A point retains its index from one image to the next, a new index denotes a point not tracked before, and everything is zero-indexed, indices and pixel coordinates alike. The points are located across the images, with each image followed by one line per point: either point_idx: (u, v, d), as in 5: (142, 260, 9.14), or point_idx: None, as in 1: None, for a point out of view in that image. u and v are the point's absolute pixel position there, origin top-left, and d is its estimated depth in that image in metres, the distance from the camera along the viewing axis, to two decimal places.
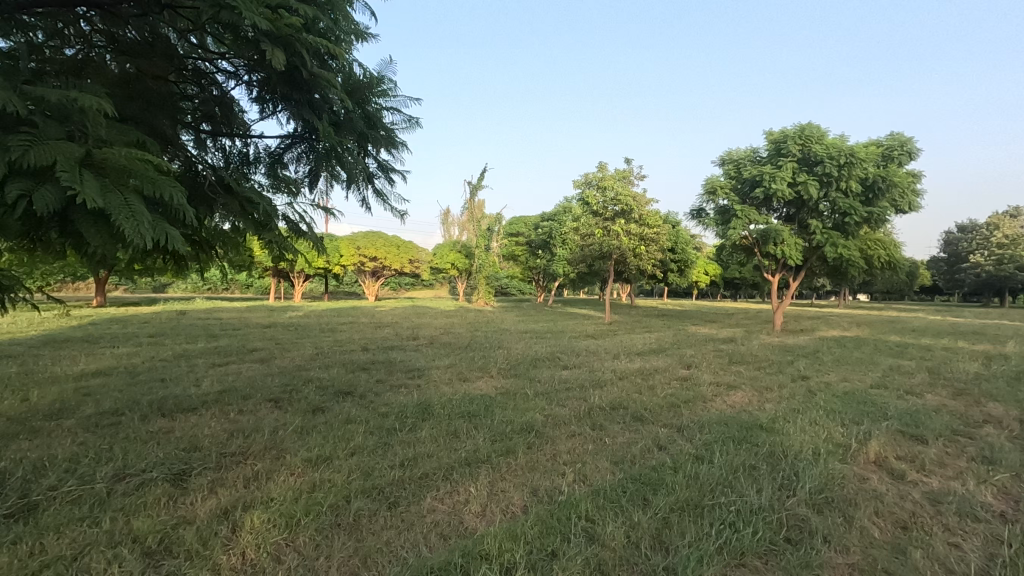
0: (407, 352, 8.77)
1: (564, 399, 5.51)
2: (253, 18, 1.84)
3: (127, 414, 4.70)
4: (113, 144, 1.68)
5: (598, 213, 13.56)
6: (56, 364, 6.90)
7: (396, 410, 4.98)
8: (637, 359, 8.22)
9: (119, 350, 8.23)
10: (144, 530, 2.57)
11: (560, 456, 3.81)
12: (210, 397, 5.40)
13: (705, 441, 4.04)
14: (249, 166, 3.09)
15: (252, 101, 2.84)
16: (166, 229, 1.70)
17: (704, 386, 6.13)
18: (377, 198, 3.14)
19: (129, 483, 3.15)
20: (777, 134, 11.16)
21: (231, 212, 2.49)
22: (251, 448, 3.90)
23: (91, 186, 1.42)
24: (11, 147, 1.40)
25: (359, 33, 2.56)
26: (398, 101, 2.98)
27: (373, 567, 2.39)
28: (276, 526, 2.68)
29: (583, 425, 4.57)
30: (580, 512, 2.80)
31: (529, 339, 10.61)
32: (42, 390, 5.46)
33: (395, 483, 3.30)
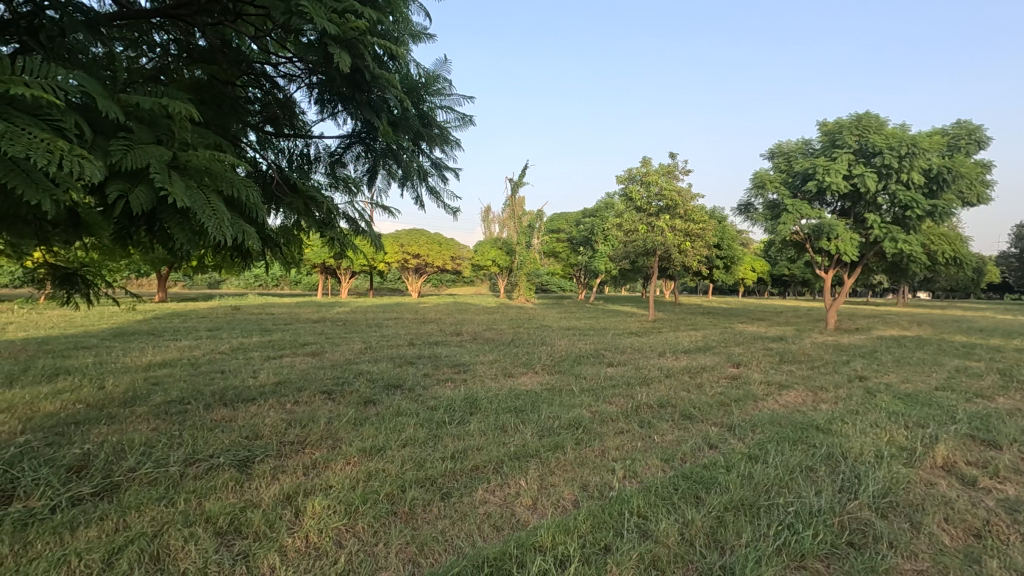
0: (452, 347, 8.92)
1: (610, 396, 5.48)
2: (323, 23, 1.92)
3: (193, 403, 4.97)
4: (196, 147, 1.78)
5: (642, 208, 13.39)
6: (126, 355, 7.36)
7: (444, 403, 5.09)
8: (683, 357, 8.09)
9: (181, 343, 8.70)
10: (216, 512, 2.72)
11: (608, 452, 3.81)
12: (267, 388, 5.65)
13: (758, 441, 3.95)
14: (310, 165, 3.21)
15: (313, 102, 2.94)
16: (242, 226, 1.80)
17: (754, 385, 5.96)
18: (431, 196, 3.21)
19: (199, 468, 3.34)
20: (831, 124, 10.77)
21: (296, 210, 2.59)
22: (308, 438, 4.06)
23: (180, 186, 1.51)
24: (111, 150, 1.50)
25: (417, 34, 2.61)
26: (452, 99, 3.02)
27: (430, 555, 2.46)
28: (336, 512, 2.79)
29: (631, 422, 4.54)
30: (632, 508, 2.79)
31: (573, 336, 10.56)
32: (116, 379, 5.85)
33: (447, 475, 3.37)
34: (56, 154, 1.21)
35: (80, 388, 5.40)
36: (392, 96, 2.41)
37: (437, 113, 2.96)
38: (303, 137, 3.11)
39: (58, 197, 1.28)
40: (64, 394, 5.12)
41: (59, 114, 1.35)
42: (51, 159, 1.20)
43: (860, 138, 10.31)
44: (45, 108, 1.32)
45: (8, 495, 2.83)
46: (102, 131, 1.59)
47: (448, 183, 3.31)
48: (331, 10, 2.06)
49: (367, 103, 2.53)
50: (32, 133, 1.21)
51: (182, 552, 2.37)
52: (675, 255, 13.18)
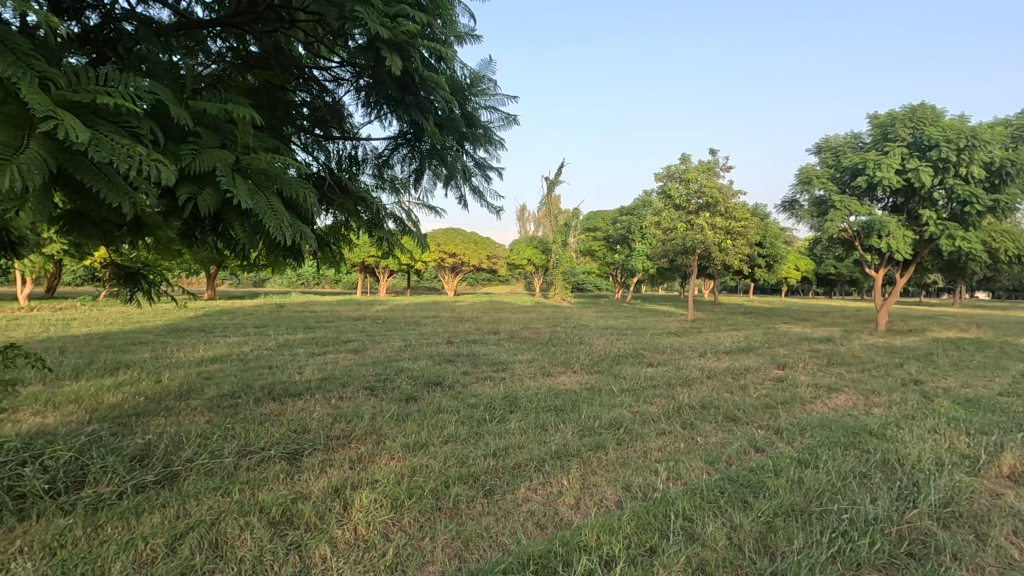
0: (489, 346, 8.97)
1: (651, 396, 5.41)
2: (376, 28, 1.97)
3: (243, 397, 5.16)
4: (257, 150, 1.85)
5: (681, 206, 13.15)
6: (180, 350, 7.71)
7: (485, 401, 5.12)
8: (725, 357, 7.92)
9: (230, 339, 9.03)
10: (269, 502, 2.82)
11: (651, 453, 3.76)
12: (313, 383, 5.82)
13: (807, 445, 3.82)
14: (358, 167, 3.28)
15: (360, 105, 3.01)
16: (300, 227, 1.85)
17: (802, 387, 5.78)
18: (475, 196, 3.24)
19: (252, 460, 3.47)
20: (884, 117, 10.34)
21: (346, 210, 2.65)
22: (353, 433, 4.16)
23: (244, 189, 1.57)
24: (182, 155, 1.56)
25: (463, 36, 2.63)
26: (497, 99, 3.03)
27: (475, 550, 2.48)
28: (383, 506, 2.85)
29: (673, 423, 4.47)
30: (677, 510, 2.75)
31: (610, 336, 10.47)
32: (172, 373, 6.13)
33: (490, 472, 3.39)
34: (136, 159, 1.27)
35: (139, 381, 5.68)
36: (441, 97, 2.44)
37: (481, 112, 2.98)
38: (351, 139, 3.18)
39: (136, 200, 1.34)
40: (125, 386, 5.41)
41: (136, 120, 1.41)
42: (132, 164, 1.26)
43: (914, 131, 9.85)
44: (124, 116, 1.38)
45: (78, 480, 2.99)
46: (172, 137, 1.65)
47: (491, 183, 3.33)
48: (384, 15, 2.11)
49: (415, 104, 2.57)
50: (115, 139, 1.27)
51: (238, 540, 2.47)
52: (716, 254, 12.88)
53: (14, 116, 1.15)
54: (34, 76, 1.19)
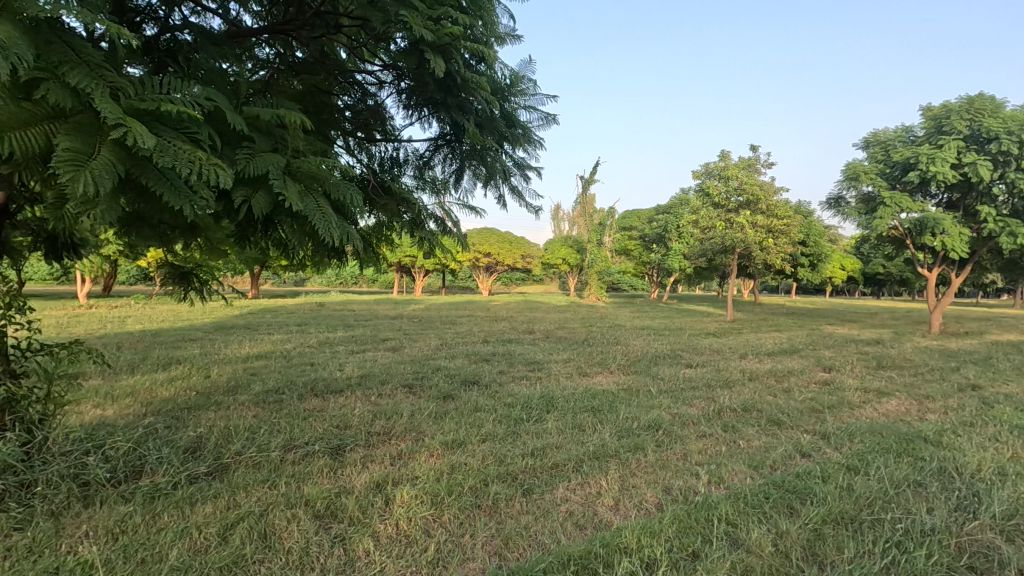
0: (525, 345, 8.97)
1: (691, 398, 5.31)
2: (420, 31, 2.00)
3: (287, 393, 5.33)
4: (305, 154, 1.89)
5: (720, 204, 12.85)
6: (228, 347, 8.00)
7: (522, 400, 5.13)
8: (768, 359, 7.70)
9: (274, 337, 9.32)
10: (314, 495, 2.90)
11: (691, 455, 3.70)
12: (353, 380, 5.96)
13: (856, 451, 3.69)
14: (400, 168, 3.34)
15: (401, 107, 3.06)
16: (346, 228, 1.90)
17: (849, 391, 5.57)
18: (515, 195, 3.24)
19: (297, 454, 3.58)
20: (937, 108, 9.86)
21: (388, 211, 2.70)
22: (393, 429, 4.24)
23: (295, 192, 1.62)
24: (237, 159, 1.62)
25: (503, 36, 2.64)
26: (536, 99, 3.03)
27: (514, 549, 2.49)
28: (424, 502, 2.89)
29: (713, 425, 4.38)
30: (720, 514, 2.70)
31: (646, 336, 10.32)
32: (220, 369, 6.38)
33: (528, 471, 3.40)
34: (197, 163, 1.32)
35: (190, 376, 5.93)
36: (482, 98, 2.45)
37: (520, 113, 2.98)
38: (392, 141, 3.23)
39: (196, 203, 1.40)
40: (176, 381, 5.65)
41: (196, 126, 1.47)
42: (193, 168, 1.31)
43: (971, 122, 9.35)
44: (186, 122, 1.44)
45: (137, 470, 3.14)
46: (229, 142, 1.72)
47: (530, 182, 3.33)
48: (428, 17, 2.14)
49: (457, 106, 2.59)
50: (178, 145, 1.32)
51: (286, 532, 2.54)
52: (757, 253, 12.54)
53: (87, 124, 1.21)
54: (106, 85, 1.26)
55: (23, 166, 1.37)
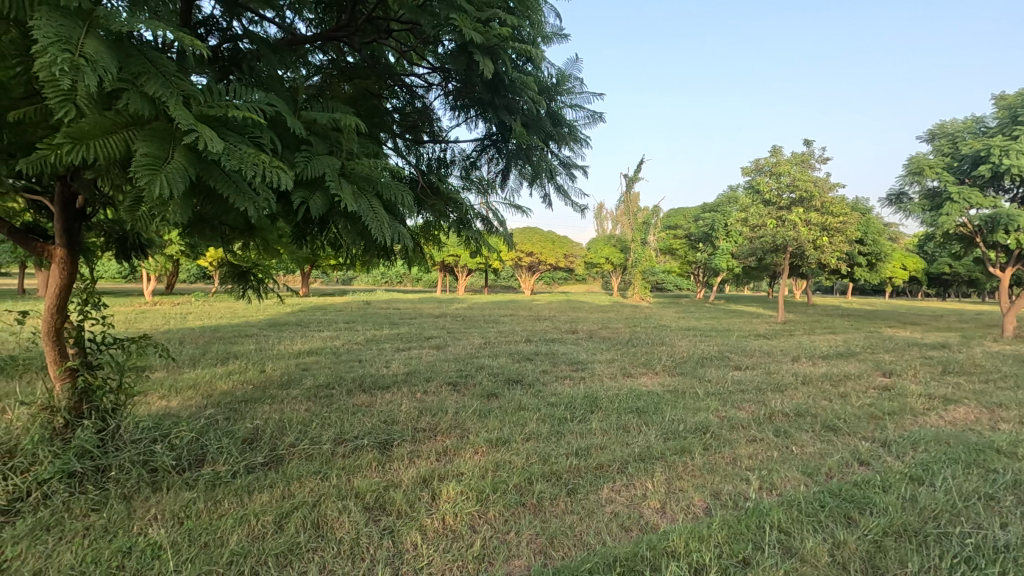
0: (568, 345, 8.92)
1: (740, 401, 5.16)
2: (470, 34, 2.03)
3: (337, 388, 5.50)
4: (358, 156, 1.95)
5: (771, 201, 12.41)
6: (281, 343, 8.32)
7: (565, 400, 5.12)
8: (822, 362, 7.39)
9: (323, 333, 9.62)
10: (364, 488, 2.99)
11: (741, 460, 3.60)
12: (399, 377, 6.09)
13: (920, 461, 3.50)
14: (447, 169, 3.39)
15: (448, 109, 3.11)
16: (397, 227, 1.94)
17: (912, 397, 5.28)
18: (560, 194, 3.24)
19: (347, 447, 3.70)
20: (1013, 97, 9.21)
21: (437, 210, 2.75)
22: (439, 426, 4.31)
23: (350, 193, 1.67)
24: (297, 162, 1.68)
25: (550, 36, 2.64)
26: (583, 97, 3.02)
27: (559, 548, 2.49)
28: (470, 498, 2.93)
29: (764, 429, 4.25)
30: (772, 521, 2.62)
31: (693, 337, 10.08)
32: (274, 364, 6.64)
33: (573, 471, 3.39)
34: (261, 166, 1.38)
35: (245, 370, 6.20)
36: (530, 98, 2.46)
37: (567, 111, 2.98)
38: (439, 142, 3.29)
39: (259, 205, 1.46)
40: (234, 375, 5.92)
41: (258, 130, 1.53)
42: (257, 171, 1.37)
43: None
44: (251, 128, 1.51)
45: (199, 458, 3.30)
46: (288, 145, 1.79)
47: (576, 181, 3.32)
48: (477, 20, 2.18)
49: (504, 106, 2.61)
50: (244, 149, 1.39)
51: (338, 522, 2.63)
52: (810, 252, 12.04)
53: (161, 130, 1.29)
54: (179, 93, 1.33)
55: (105, 171, 1.47)
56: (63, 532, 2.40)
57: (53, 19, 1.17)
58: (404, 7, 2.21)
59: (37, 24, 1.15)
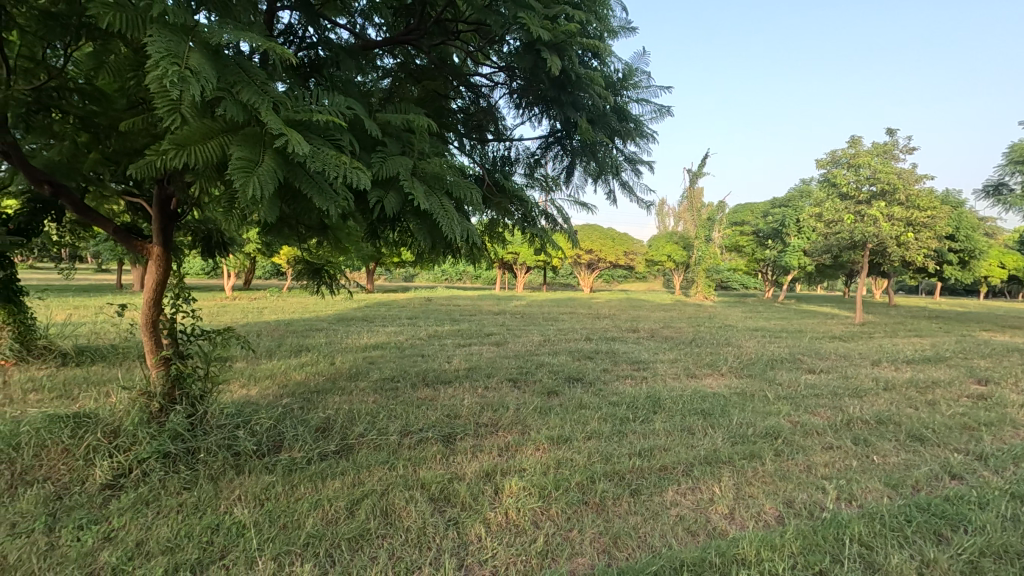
0: (629, 344, 8.76)
1: (815, 406, 4.90)
2: (538, 31, 2.03)
3: (402, 381, 5.68)
4: (429, 156, 2.00)
5: (849, 195, 11.66)
6: (349, 337, 8.68)
7: (627, 399, 5.05)
8: (908, 367, 6.87)
9: (387, 328, 9.94)
10: (429, 479, 3.07)
11: (816, 468, 3.42)
12: (461, 373, 6.20)
13: (1023, 477, 3.19)
14: (511, 167, 3.42)
15: (513, 107, 3.13)
16: (466, 224, 1.98)
17: (1013, 408, 4.82)
18: (626, 190, 3.19)
19: (413, 438, 3.82)
20: None
21: (502, 207, 2.77)
22: (500, 421, 4.36)
23: (422, 191, 1.72)
24: (373, 161, 1.75)
25: (617, 29, 2.60)
26: (650, 91, 2.96)
27: (623, 548, 2.46)
28: (532, 494, 2.95)
29: (842, 437, 4.02)
30: (852, 534, 2.47)
31: (761, 338, 9.67)
32: (342, 357, 6.93)
33: (636, 471, 3.34)
34: (342, 167, 1.45)
35: (317, 362, 6.52)
36: (596, 94, 2.44)
37: (633, 106, 2.92)
38: (503, 140, 3.32)
39: (338, 203, 1.53)
40: (306, 366, 6.23)
41: (338, 132, 1.60)
42: (339, 172, 1.44)
43: None
44: (332, 130, 1.58)
45: (277, 443, 3.50)
46: (365, 146, 1.86)
47: (641, 176, 3.25)
48: (544, 18, 2.18)
49: (570, 103, 2.59)
50: (326, 151, 1.46)
51: (405, 511, 2.71)
52: (893, 248, 11.24)
53: (254, 135, 1.38)
54: (269, 100, 1.42)
55: (202, 175, 1.58)
56: (160, 508, 2.61)
57: (163, 35, 1.28)
58: (472, 8, 2.25)
59: (150, 40, 1.25)
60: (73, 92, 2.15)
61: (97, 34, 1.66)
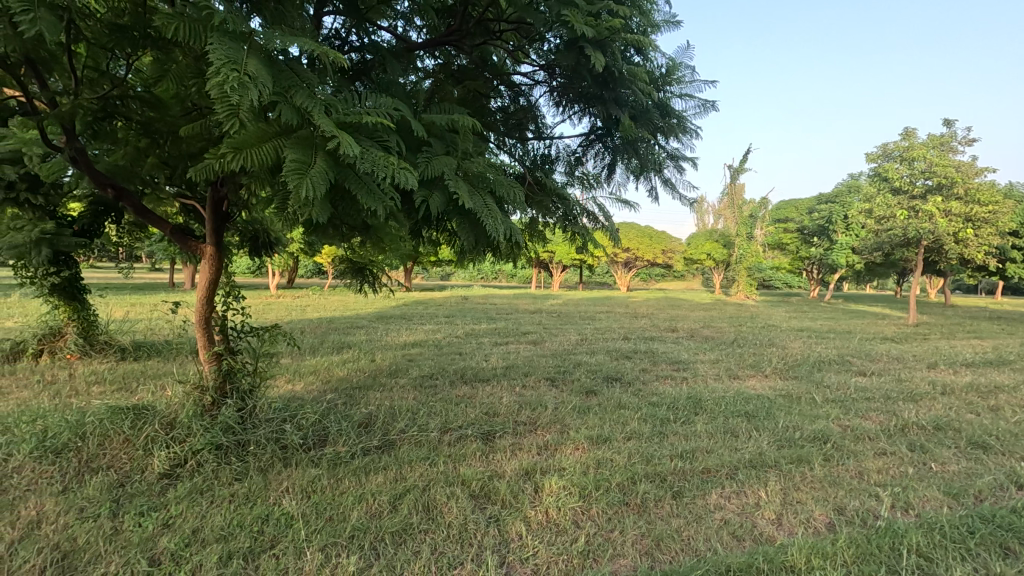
0: (668, 344, 8.61)
1: (866, 410, 4.70)
2: (582, 28, 2.02)
3: (440, 378, 5.75)
4: (473, 155, 2.01)
5: (901, 190, 11.14)
6: (388, 335, 8.83)
7: (667, 400, 4.96)
8: (967, 371, 6.52)
9: (426, 326, 10.05)
10: (470, 476, 3.09)
11: (868, 474, 3.29)
12: (498, 371, 6.22)
13: None
14: (551, 165, 3.41)
15: (553, 105, 3.12)
16: (509, 223, 1.98)
17: None
18: (668, 187, 3.14)
19: (452, 436, 3.86)
20: None
21: (544, 206, 2.77)
22: (539, 420, 4.36)
23: (466, 191, 1.73)
24: (419, 161, 1.77)
25: (661, 23, 2.55)
26: (694, 86, 2.90)
27: (666, 551, 2.43)
28: (573, 493, 2.94)
29: (896, 442, 3.84)
30: (909, 544, 2.37)
31: (807, 339, 9.35)
32: (382, 354, 7.06)
33: (678, 473, 3.27)
34: (391, 168, 1.47)
35: (358, 359, 6.65)
36: (640, 90, 2.41)
37: (676, 101, 2.87)
38: (543, 139, 3.32)
39: (386, 203, 1.55)
40: (348, 363, 6.38)
41: (386, 134, 1.62)
42: (387, 173, 1.46)
43: None
44: (380, 132, 1.61)
45: (322, 437, 3.59)
46: (410, 146, 1.89)
47: (684, 173, 3.19)
48: (586, 14, 2.17)
49: (612, 100, 2.56)
50: (375, 153, 1.48)
51: (446, 507, 2.74)
52: (950, 246, 10.68)
53: (307, 138, 1.41)
54: (321, 103, 1.45)
55: (256, 177, 1.64)
56: (214, 497, 2.72)
57: (223, 43, 1.33)
58: (514, 7, 2.25)
59: (212, 48, 1.30)
60: (133, 99, 2.26)
61: (159, 43, 1.74)
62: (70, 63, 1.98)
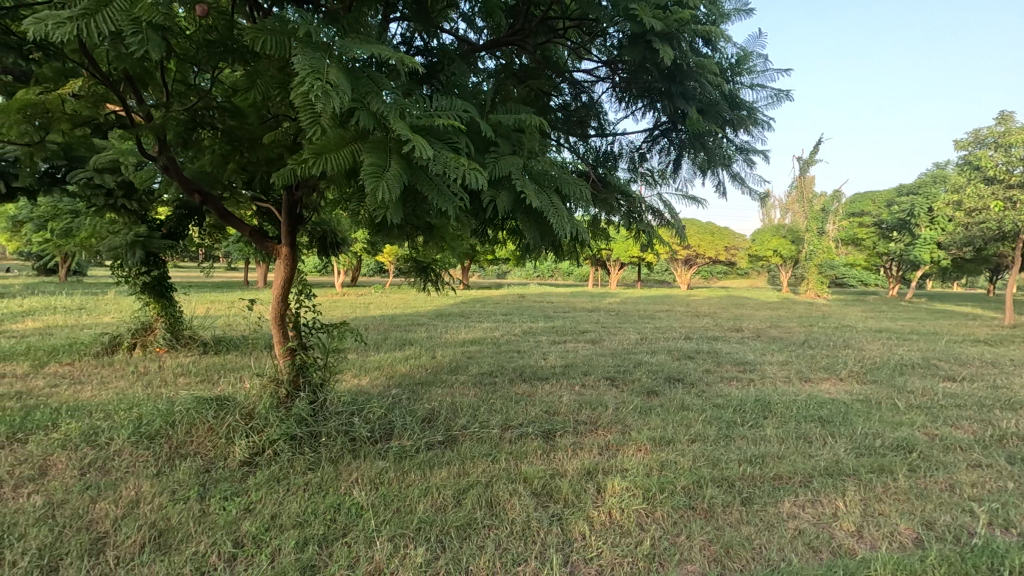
0: (733, 344, 8.30)
1: (957, 418, 4.35)
2: (651, 21, 1.98)
3: (500, 376, 5.80)
4: (538, 154, 2.01)
5: (996, 179, 10.21)
6: (447, 332, 8.99)
7: (734, 403, 4.78)
8: None
9: (483, 324, 10.16)
10: (532, 474, 3.10)
11: (961, 487, 3.04)
12: (557, 369, 6.20)
13: None
14: (614, 162, 3.37)
15: (616, 101, 3.08)
16: (575, 222, 1.97)
17: None
18: (737, 182, 3.03)
19: (513, 433, 3.88)
20: None
21: (607, 204, 2.74)
22: (599, 419, 4.31)
23: (533, 190, 1.73)
24: (487, 162, 1.79)
25: (732, 12, 2.46)
26: (766, 76, 2.78)
27: (736, 558, 2.34)
28: (637, 495, 2.89)
29: (993, 454, 3.53)
30: (1011, 565, 2.17)
31: (887, 340, 8.75)
32: (443, 351, 7.20)
33: (746, 479, 3.15)
34: (462, 169, 1.49)
35: (419, 356, 6.80)
36: (708, 82, 2.33)
37: (746, 92, 2.76)
38: (606, 136, 3.28)
39: (455, 203, 1.57)
40: (410, 359, 6.54)
41: (456, 135, 1.65)
42: (458, 174, 1.48)
43: None
44: (450, 133, 1.63)
45: (388, 431, 3.70)
46: (478, 147, 1.91)
47: (754, 167, 3.07)
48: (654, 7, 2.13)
49: (679, 94, 2.50)
50: (446, 154, 1.51)
51: (509, 503, 2.77)
52: None
53: (382, 142, 1.46)
54: (395, 107, 1.49)
55: (333, 181, 1.71)
56: (290, 485, 2.87)
57: (306, 54, 1.40)
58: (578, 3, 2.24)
59: (295, 59, 1.37)
60: (216, 109, 2.42)
61: (245, 55, 1.85)
62: (163, 78, 2.14)
